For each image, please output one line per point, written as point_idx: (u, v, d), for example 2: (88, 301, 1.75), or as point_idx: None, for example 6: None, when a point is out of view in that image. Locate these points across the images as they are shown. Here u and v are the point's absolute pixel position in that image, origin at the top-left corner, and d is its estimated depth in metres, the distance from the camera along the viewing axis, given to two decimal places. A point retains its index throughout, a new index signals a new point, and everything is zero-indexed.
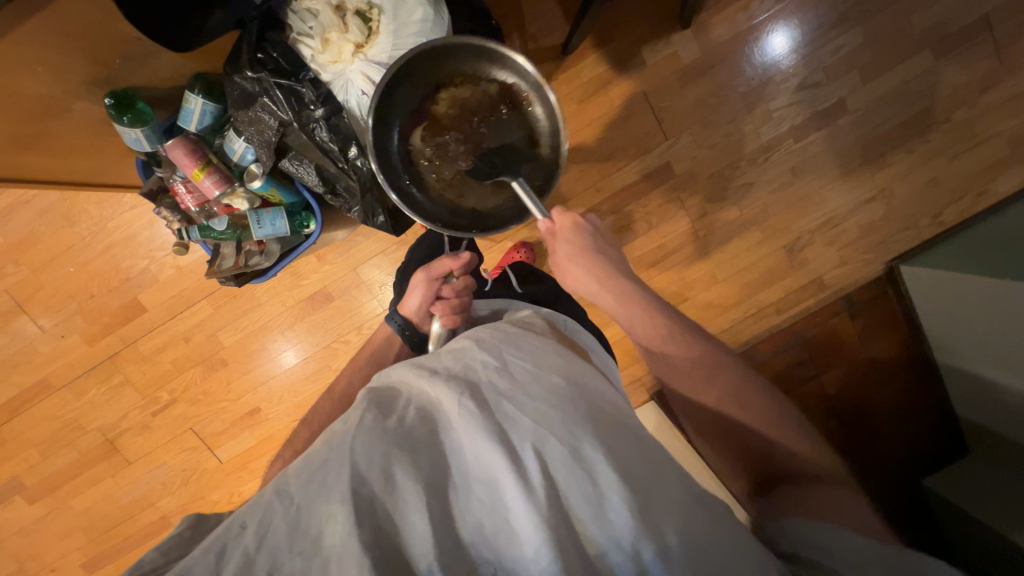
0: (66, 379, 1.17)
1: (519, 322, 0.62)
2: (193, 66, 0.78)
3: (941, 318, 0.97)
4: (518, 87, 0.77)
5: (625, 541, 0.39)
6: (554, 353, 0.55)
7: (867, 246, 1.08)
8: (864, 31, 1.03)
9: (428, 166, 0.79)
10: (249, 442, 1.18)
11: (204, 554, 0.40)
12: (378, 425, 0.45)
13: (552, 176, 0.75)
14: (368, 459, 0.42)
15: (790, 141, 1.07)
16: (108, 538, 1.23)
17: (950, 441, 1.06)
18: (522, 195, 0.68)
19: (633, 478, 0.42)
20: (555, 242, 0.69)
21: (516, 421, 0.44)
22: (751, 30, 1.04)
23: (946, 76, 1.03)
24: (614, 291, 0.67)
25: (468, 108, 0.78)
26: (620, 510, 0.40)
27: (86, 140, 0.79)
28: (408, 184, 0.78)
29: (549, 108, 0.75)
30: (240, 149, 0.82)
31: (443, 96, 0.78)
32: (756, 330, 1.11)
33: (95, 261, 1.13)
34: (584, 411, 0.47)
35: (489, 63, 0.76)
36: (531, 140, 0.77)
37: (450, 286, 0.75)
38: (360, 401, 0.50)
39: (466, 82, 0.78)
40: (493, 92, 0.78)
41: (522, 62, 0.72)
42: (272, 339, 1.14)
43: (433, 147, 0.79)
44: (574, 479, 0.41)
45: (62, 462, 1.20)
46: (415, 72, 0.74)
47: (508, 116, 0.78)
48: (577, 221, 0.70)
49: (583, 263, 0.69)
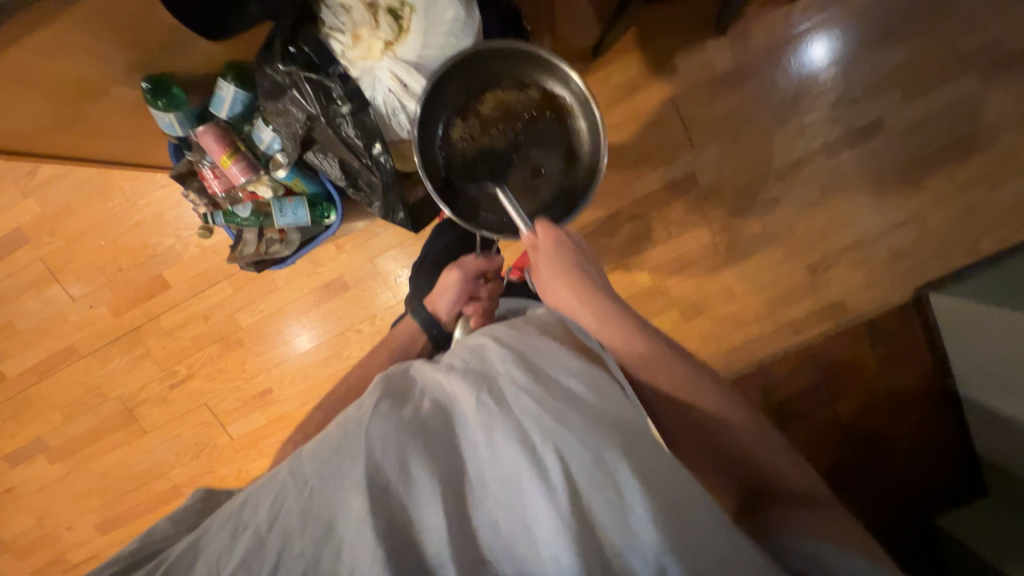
0: (91, 348, 1.22)
1: (541, 324, 0.61)
2: (226, 55, 0.80)
3: (971, 353, 0.94)
4: (564, 99, 0.78)
5: (647, 549, 0.38)
6: (575, 354, 0.53)
7: (895, 271, 1.04)
8: (909, 48, 0.99)
9: (467, 162, 0.79)
10: (259, 421, 1.21)
11: (219, 529, 0.41)
12: (393, 413, 0.46)
13: (584, 189, 0.77)
14: (383, 448, 0.42)
15: (822, 157, 1.04)
16: (121, 502, 1.28)
17: (969, 481, 1.02)
18: (509, 208, 0.72)
19: (655, 484, 0.41)
20: (538, 257, 0.67)
21: (535, 418, 0.43)
22: (790, 40, 1.01)
23: (995, 99, 0.98)
24: (592, 309, 0.62)
25: (513, 111, 0.78)
26: (642, 518, 0.38)
27: (122, 123, 0.81)
28: (447, 177, 0.78)
29: (593, 120, 0.77)
30: (267, 138, 0.83)
31: (489, 97, 0.78)
32: (773, 349, 1.09)
33: (125, 236, 1.17)
34: (605, 414, 0.46)
35: (538, 72, 0.77)
36: (570, 150, 0.79)
37: (483, 288, 0.78)
38: (375, 387, 0.50)
39: (514, 87, 0.77)
40: (538, 100, 0.78)
41: (574, 75, 0.73)
42: (288, 323, 1.17)
43: (474, 144, 0.78)
44: (596, 481, 0.40)
45: (83, 427, 1.26)
46: (466, 72, 0.75)
47: (550, 125, 0.79)
48: (557, 235, 0.67)
49: (563, 279, 0.64)
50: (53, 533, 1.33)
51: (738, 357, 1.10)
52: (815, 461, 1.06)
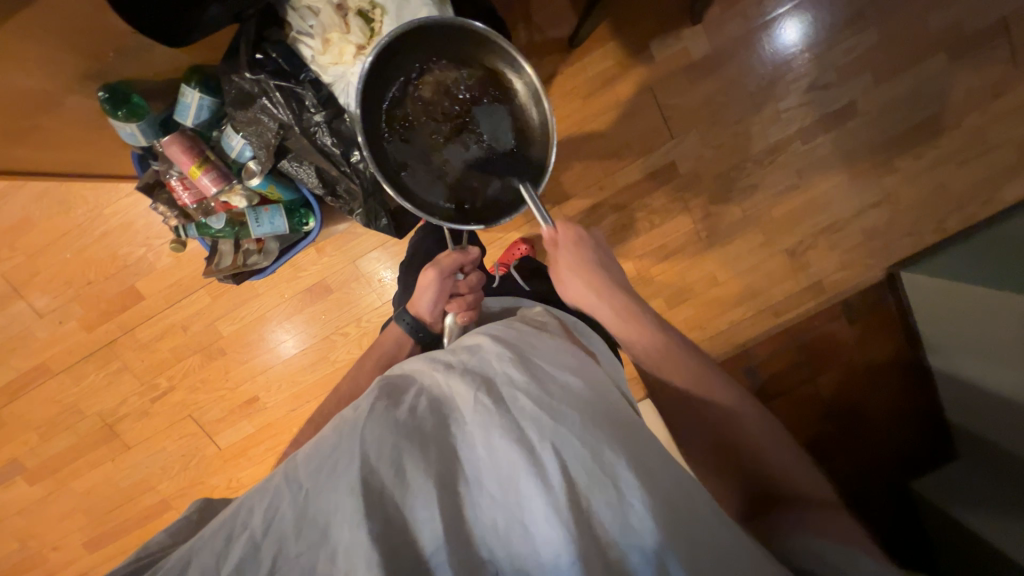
0: (64, 365, 1.18)
1: (534, 322, 0.61)
2: (189, 58, 0.76)
3: (942, 329, 0.97)
4: (505, 75, 0.75)
5: (648, 546, 0.38)
6: (569, 353, 0.54)
7: (868, 251, 1.08)
8: (878, 31, 1.01)
9: (418, 150, 0.76)
10: (247, 430, 1.19)
11: (210, 537, 0.40)
12: (389, 414, 0.45)
13: (542, 165, 0.74)
14: (379, 450, 0.42)
15: (797, 143, 1.05)
16: (109, 519, 1.25)
17: (941, 448, 1.06)
18: (531, 205, 0.68)
19: (651, 480, 0.42)
20: (556, 251, 0.68)
21: (532, 417, 0.44)
22: (764, 26, 1.02)
23: (959, 80, 1.01)
24: (608, 302, 0.65)
25: (454, 93, 0.75)
26: (641, 514, 0.39)
27: (81, 134, 0.77)
28: (400, 170, 0.75)
29: (537, 94, 0.74)
30: (237, 145, 0.79)
31: (427, 80, 0.75)
32: (755, 332, 1.12)
33: (91, 248, 1.12)
34: (602, 413, 0.46)
35: (476, 46, 0.73)
36: (518, 128, 0.76)
37: (462, 282, 0.75)
38: (372, 388, 0.50)
39: (452, 66, 0.75)
40: (478, 79, 0.75)
41: (510, 48, 0.70)
42: (271, 329, 1.14)
43: (421, 132, 0.76)
44: (594, 479, 0.40)
45: (62, 445, 1.22)
46: (400, 54, 0.71)
47: (494, 102, 0.76)
48: (577, 232, 0.69)
49: (582, 274, 0.66)
50: (39, 554, 1.29)
51: (722, 341, 1.13)
52: (797, 437, 1.10)
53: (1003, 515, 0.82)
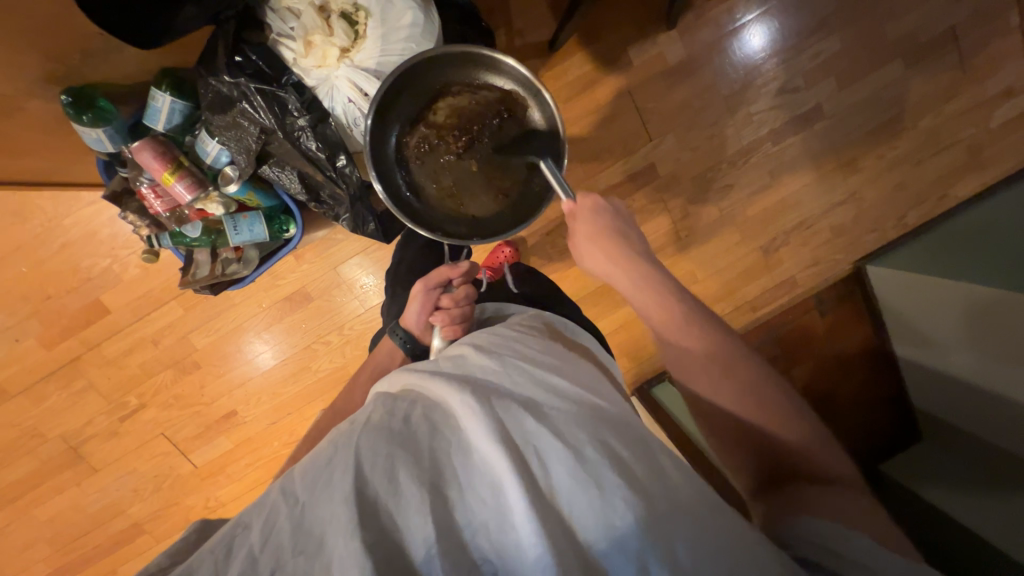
0: (21, 386, 1.10)
1: (522, 327, 0.62)
2: (159, 60, 0.73)
3: (902, 318, 1.03)
4: (516, 95, 0.75)
5: (630, 545, 0.38)
6: (556, 357, 0.55)
7: (837, 247, 1.13)
8: (840, 38, 1.06)
9: (429, 173, 0.78)
10: (225, 446, 1.14)
11: (209, 553, 0.38)
12: (383, 424, 0.44)
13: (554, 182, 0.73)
14: (372, 459, 0.41)
15: (768, 144, 1.09)
16: (75, 547, 1.18)
17: (903, 432, 1.11)
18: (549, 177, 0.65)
19: (635, 478, 0.42)
20: (576, 222, 0.68)
21: (518, 422, 0.44)
22: (734, 32, 1.05)
23: (915, 84, 1.07)
24: (627, 271, 0.65)
25: (467, 116, 0.75)
26: (625, 513, 0.39)
27: (42, 139, 0.73)
28: (408, 193, 0.77)
29: (550, 116, 0.73)
30: (213, 151, 0.77)
31: (440, 105, 0.76)
32: (734, 329, 1.15)
33: (51, 260, 1.06)
34: (588, 414, 0.47)
35: (485, 71, 0.74)
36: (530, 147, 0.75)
37: (449, 296, 0.73)
38: (368, 403, 0.49)
39: (465, 90, 0.75)
40: (490, 101, 0.75)
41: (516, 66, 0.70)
42: (247, 340, 1.10)
43: (431, 155, 0.77)
44: (579, 480, 0.40)
45: (21, 471, 1.14)
46: (410, 83, 0.73)
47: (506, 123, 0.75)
48: (598, 203, 0.68)
49: (599, 244, 0.67)
50: None
51: None
52: None
53: (966, 493, 0.86)
